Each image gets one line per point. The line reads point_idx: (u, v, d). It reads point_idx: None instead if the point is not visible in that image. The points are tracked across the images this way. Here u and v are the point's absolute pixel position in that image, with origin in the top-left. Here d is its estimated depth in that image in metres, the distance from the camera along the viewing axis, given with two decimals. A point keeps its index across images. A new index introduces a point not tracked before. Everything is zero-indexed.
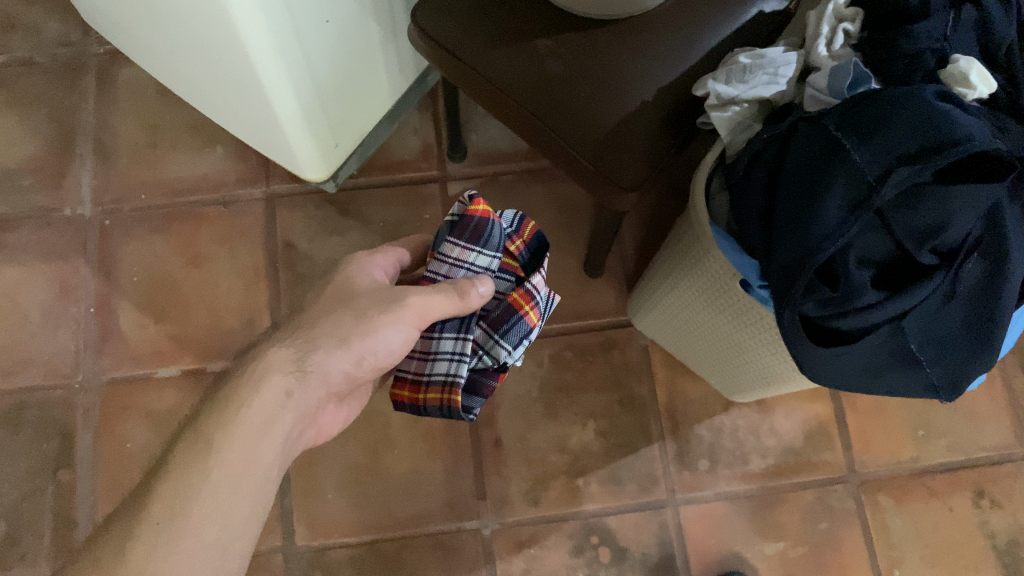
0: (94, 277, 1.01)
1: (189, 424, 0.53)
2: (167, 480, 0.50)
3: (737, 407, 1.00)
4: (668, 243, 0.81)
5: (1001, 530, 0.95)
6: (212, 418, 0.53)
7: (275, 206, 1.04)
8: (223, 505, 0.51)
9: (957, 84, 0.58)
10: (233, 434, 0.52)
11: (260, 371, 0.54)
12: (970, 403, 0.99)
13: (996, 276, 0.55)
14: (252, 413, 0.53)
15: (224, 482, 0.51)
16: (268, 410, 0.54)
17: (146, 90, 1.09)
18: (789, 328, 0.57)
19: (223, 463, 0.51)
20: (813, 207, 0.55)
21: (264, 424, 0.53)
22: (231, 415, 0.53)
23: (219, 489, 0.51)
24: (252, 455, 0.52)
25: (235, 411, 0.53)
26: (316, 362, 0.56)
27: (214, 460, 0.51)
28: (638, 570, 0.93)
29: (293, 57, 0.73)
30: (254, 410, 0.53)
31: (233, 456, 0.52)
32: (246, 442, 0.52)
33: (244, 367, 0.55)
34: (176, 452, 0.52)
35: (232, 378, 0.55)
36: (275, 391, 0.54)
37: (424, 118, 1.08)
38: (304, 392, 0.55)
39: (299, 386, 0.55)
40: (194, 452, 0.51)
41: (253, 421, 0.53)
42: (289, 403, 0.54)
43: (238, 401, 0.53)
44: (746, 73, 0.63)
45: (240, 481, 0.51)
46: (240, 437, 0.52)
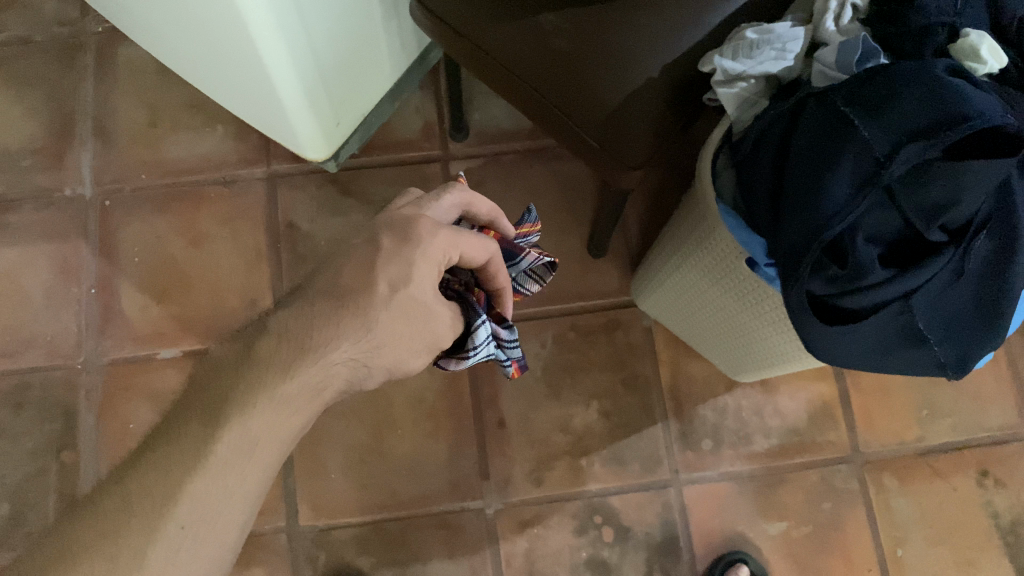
0: (95, 258, 1.01)
1: (221, 419, 0.50)
2: (200, 479, 0.49)
3: (741, 388, 0.99)
4: (673, 222, 0.80)
5: (1004, 510, 0.95)
6: (258, 422, 0.51)
7: (277, 185, 1.04)
8: (250, 493, 0.51)
9: (966, 59, 0.58)
10: (276, 437, 0.52)
11: (321, 379, 0.52)
12: (975, 383, 0.99)
13: (1006, 253, 0.55)
14: (294, 419, 0.52)
15: (254, 478, 0.51)
16: (310, 417, 0.53)
17: (145, 69, 1.08)
18: (796, 305, 0.56)
19: (255, 462, 0.51)
20: (821, 185, 0.54)
21: (298, 431, 0.53)
22: (274, 405, 0.51)
23: (241, 485, 0.51)
24: (282, 455, 0.53)
25: (284, 417, 0.52)
26: (358, 380, 0.55)
27: (250, 449, 0.51)
28: (641, 550, 0.94)
29: (294, 34, 0.72)
30: (299, 417, 0.53)
31: (268, 461, 0.52)
32: (276, 438, 0.52)
33: (301, 368, 0.52)
34: (216, 448, 0.50)
35: (285, 377, 0.51)
36: (324, 400, 0.53)
37: (426, 96, 1.07)
38: (332, 395, 0.54)
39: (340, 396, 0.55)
40: (238, 439, 0.50)
41: (286, 420, 0.52)
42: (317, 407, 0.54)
43: (288, 408, 0.52)
44: (754, 48, 0.62)
45: (265, 474, 0.52)
46: (281, 441, 0.52)
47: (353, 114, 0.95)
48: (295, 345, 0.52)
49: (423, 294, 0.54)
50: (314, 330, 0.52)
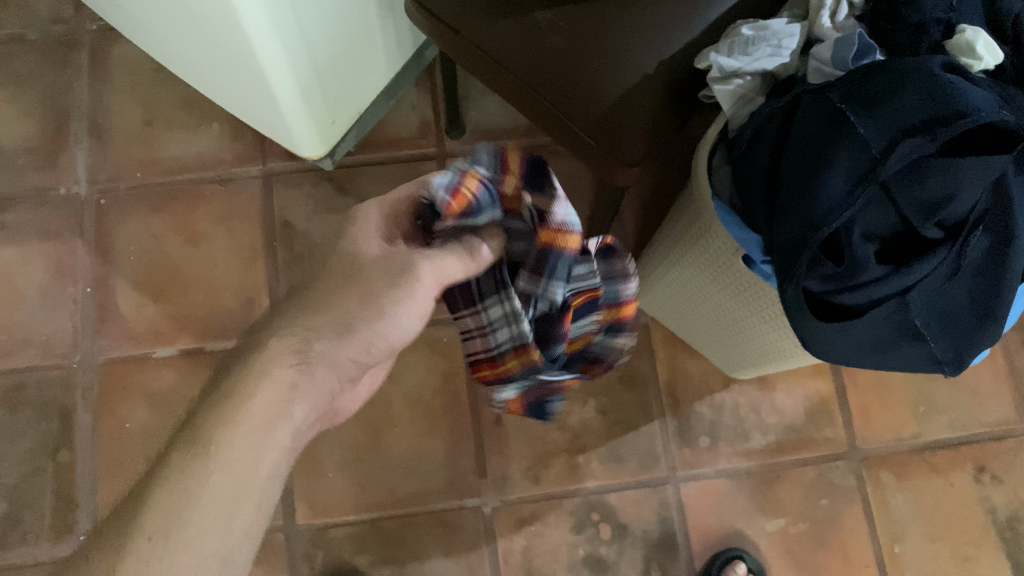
0: (91, 257, 1.01)
1: (184, 430, 0.50)
2: (165, 488, 0.47)
3: (738, 385, 0.99)
4: (669, 220, 0.80)
5: (1001, 506, 0.95)
6: (211, 422, 0.50)
7: (272, 183, 1.03)
8: (226, 496, 0.48)
9: (962, 55, 0.58)
10: (236, 432, 0.49)
11: (262, 368, 0.51)
12: (971, 379, 0.99)
13: (1002, 250, 0.55)
14: (252, 410, 0.50)
15: (226, 482, 0.48)
16: (272, 406, 0.50)
17: (140, 68, 1.08)
18: (792, 302, 0.56)
19: (223, 465, 0.48)
20: (817, 182, 0.54)
21: (266, 422, 0.50)
22: (233, 410, 0.50)
23: (216, 492, 0.48)
24: (260, 450, 0.49)
25: (235, 408, 0.50)
26: (316, 356, 0.52)
27: (217, 452, 0.48)
28: (639, 547, 0.94)
29: (289, 31, 0.72)
30: (257, 407, 0.50)
31: (237, 456, 0.49)
32: (248, 441, 0.49)
33: (245, 366, 0.51)
34: (174, 458, 0.49)
35: (232, 376, 0.52)
36: (279, 386, 0.51)
37: (422, 94, 1.07)
38: (293, 378, 0.51)
39: (305, 377, 0.51)
40: (203, 446, 0.49)
41: (254, 421, 0.50)
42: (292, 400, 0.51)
43: (238, 402, 0.50)
44: (749, 45, 0.62)
45: (242, 478, 0.48)
46: (244, 433, 0.49)
47: (349, 111, 0.95)
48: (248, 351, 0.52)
49: (368, 249, 0.53)
50: (267, 332, 0.53)
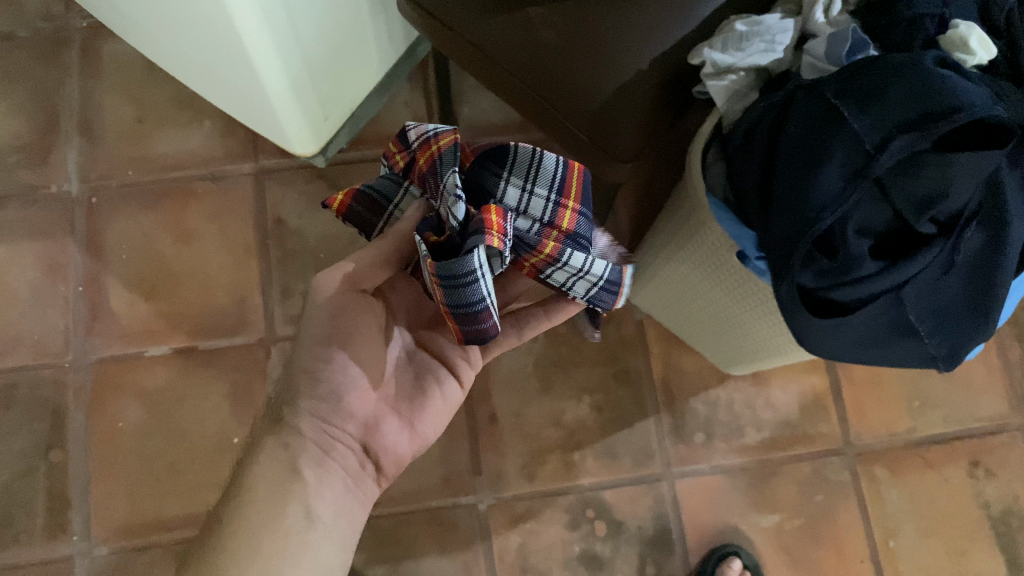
0: (82, 255, 1.00)
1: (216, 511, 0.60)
2: (202, 556, 0.57)
3: (732, 380, 0.99)
4: (663, 216, 0.80)
5: (995, 500, 0.95)
6: (232, 497, 0.60)
7: (265, 181, 1.03)
8: (243, 550, 0.57)
9: (956, 50, 0.58)
10: (251, 500, 0.59)
11: (264, 447, 0.62)
12: (965, 374, 0.99)
13: (996, 245, 0.55)
14: (260, 481, 0.60)
15: (239, 542, 0.57)
16: (275, 474, 0.61)
17: (131, 65, 1.07)
18: (787, 299, 0.56)
19: (238, 527, 0.58)
20: (811, 178, 0.54)
21: (273, 486, 0.60)
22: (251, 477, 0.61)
23: (236, 545, 0.57)
24: (272, 512, 0.59)
25: (247, 483, 0.60)
26: (287, 417, 0.62)
27: (240, 519, 0.58)
28: (634, 543, 0.94)
29: (280, 28, 0.71)
30: (262, 478, 0.61)
31: (254, 518, 0.59)
32: (262, 502, 0.59)
33: (253, 450, 0.63)
34: (208, 533, 0.59)
35: (246, 462, 0.62)
36: (278, 457, 0.61)
37: (415, 89, 1.06)
38: (285, 447, 0.62)
39: (295, 440, 0.62)
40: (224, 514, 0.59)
41: (262, 487, 0.60)
42: (285, 456, 0.61)
43: (249, 477, 0.61)
44: (743, 40, 0.61)
45: (256, 531, 0.58)
46: (257, 500, 0.59)
47: (341, 108, 0.95)
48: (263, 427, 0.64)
49: None
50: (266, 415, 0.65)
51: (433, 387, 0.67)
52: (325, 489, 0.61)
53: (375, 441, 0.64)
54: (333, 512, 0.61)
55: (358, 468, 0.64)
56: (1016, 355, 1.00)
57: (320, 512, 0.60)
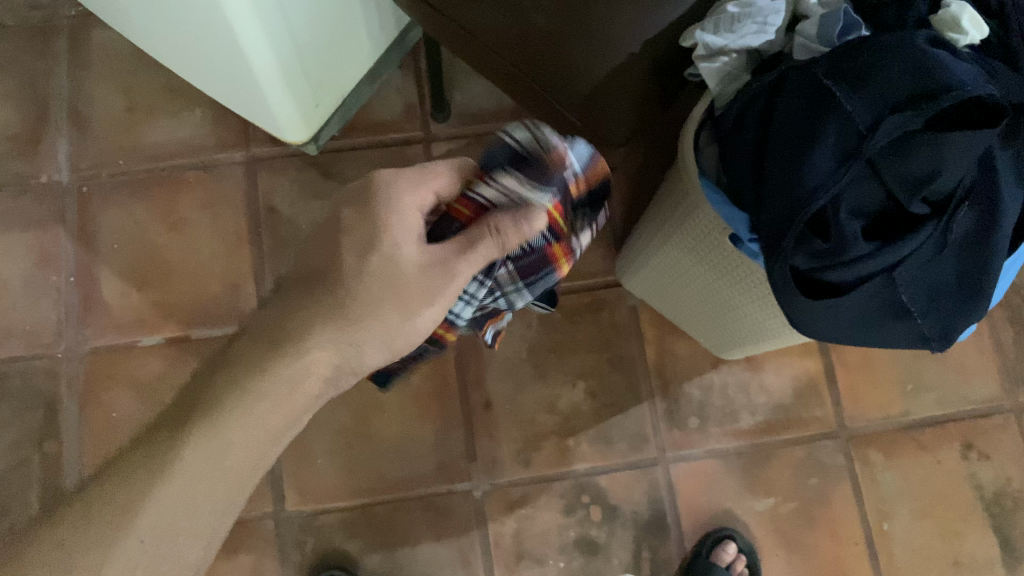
0: (74, 245, 1.00)
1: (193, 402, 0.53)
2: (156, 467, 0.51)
3: (726, 364, 0.99)
4: (656, 201, 0.79)
5: (988, 482, 0.96)
6: (220, 405, 0.52)
7: (256, 169, 1.03)
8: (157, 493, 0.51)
9: (948, 29, 0.57)
10: (237, 427, 0.53)
11: (297, 352, 0.53)
12: (958, 356, 0.99)
13: (988, 225, 0.55)
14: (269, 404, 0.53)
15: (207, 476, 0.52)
16: (292, 400, 0.54)
17: (120, 53, 1.06)
18: (779, 281, 0.56)
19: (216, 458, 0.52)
20: (804, 158, 0.54)
21: (279, 417, 0.54)
22: (230, 399, 0.53)
23: (201, 482, 0.52)
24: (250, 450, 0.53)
25: (257, 397, 0.53)
26: (352, 355, 0.54)
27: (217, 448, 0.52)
28: (629, 528, 0.94)
29: (270, 14, 0.71)
30: (274, 404, 0.53)
31: (225, 454, 0.52)
32: (242, 427, 0.53)
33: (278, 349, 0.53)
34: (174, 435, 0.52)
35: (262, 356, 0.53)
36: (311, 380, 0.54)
37: (406, 77, 1.06)
38: (317, 381, 0.54)
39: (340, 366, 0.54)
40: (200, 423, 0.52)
41: (262, 422, 0.53)
42: (298, 394, 0.54)
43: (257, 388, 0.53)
44: (735, 21, 0.61)
45: (178, 464, 0.51)
46: (245, 428, 0.53)
47: (333, 96, 0.94)
48: (278, 318, 0.54)
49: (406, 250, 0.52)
50: (307, 292, 0.54)
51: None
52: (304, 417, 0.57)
53: None
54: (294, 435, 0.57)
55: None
56: (1009, 337, 1.00)
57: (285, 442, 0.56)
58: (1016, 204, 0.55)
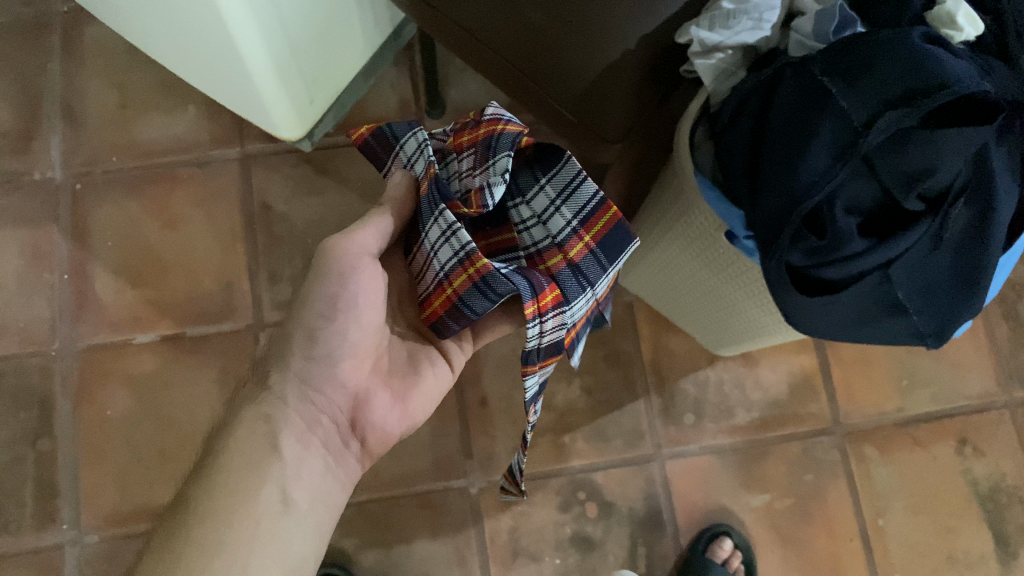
0: (67, 242, 0.99)
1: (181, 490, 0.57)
2: (162, 540, 0.54)
3: (722, 361, 0.99)
4: (652, 198, 0.79)
5: (983, 477, 0.96)
6: (198, 473, 0.57)
7: (250, 166, 1.02)
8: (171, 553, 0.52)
9: (943, 26, 0.58)
10: (224, 476, 0.56)
11: (244, 407, 0.60)
12: (953, 352, 1.00)
13: (982, 222, 0.55)
14: (240, 451, 0.58)
15: (207, 521, 0.54)
16: (254, 441, 0.58)
17: (114, 50, 1.06)
18: (775, 277, 0.56)
19: (209, 504, 0.55)
20: (799, 156, 0.54)
21: (252, 458, 0.57)
22: (211, 471, 0.56)
23: (210, 546, 0.53)
24: (247, 490, 0.56)
25: (228, 449, 0.58)
26: (274, 384, 0.61)
27: (214, 496, 0.55)
28: (625, 524, 0.94)
29: (263, 8, 0.70)
30: (243, 451, 0.58)
31: (225, 500, 0.55)
32: (228, 486, 0.56)
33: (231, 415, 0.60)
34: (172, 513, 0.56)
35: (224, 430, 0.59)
36: (264, 422, 0.59)
37: (401, 73, 1.05)
38: (277, 413, 0.60)
39: (281, 406, 0.60)
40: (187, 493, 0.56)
41: (240, 461, 0.57)
42: (266, 431, 0.59)
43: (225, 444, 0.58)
44: (730, 18, 0.60)
45: (184, 525, 0.54)
46: (232, 475, 0.56)
47: (327, 93, 0.94)
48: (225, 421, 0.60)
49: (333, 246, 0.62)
50: (251, 381, 0.63)
51: (426, 364, 0.66)
52: (305, 471, 0.59)
53: (364, 416, 0.63)
54: (310, 498, 0.59)
55: (341, 446, 0.63)
56: (1003, 333, 1.00)
57: (297, 498, 0.58)
58: (1011, 201, 0.55)
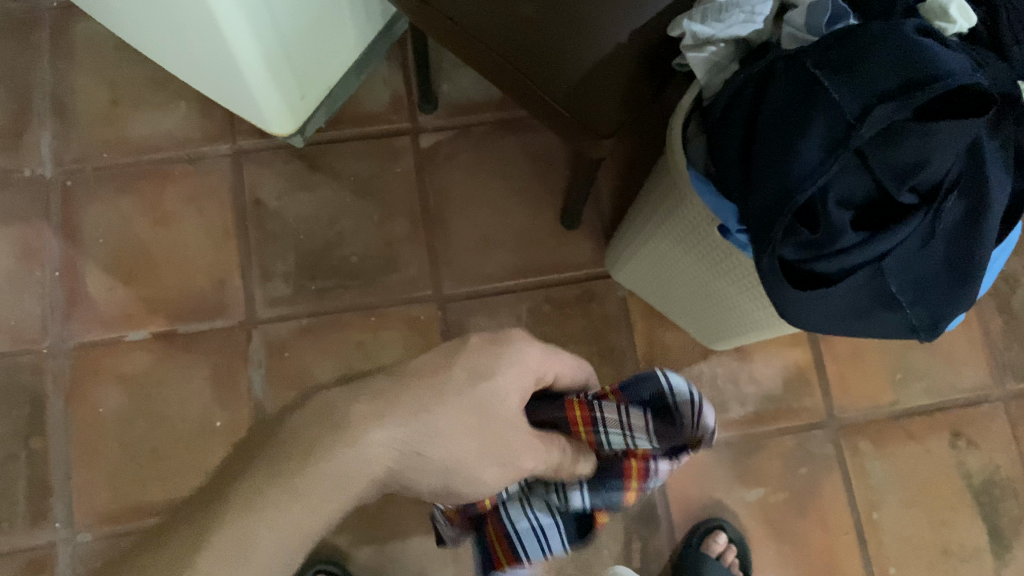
0: (58, 240, 0.99)
1: (236, 483, 0.47)
2: (200, 558, 0.44)
3: (716, 355, 0.99)
4: (645, 192, 0.79)
5: (977, 470, 0.96)
6: (269, 477, 0.46)
7: (242, 161, 1.02)
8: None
9: (935, 18, 0.58)
10: (296, 501, 0.46)
11: (360, 432, 0.48)
12: (946, 345, 1.00)
13: (975, 215, 0.55)
14: (324, 477, 0.47)
15: (255, 559, 0.45)
16: (348, 473, 0.48)
17: (104, 45, 1.05)
18: (768, 271, 0.56)
19: (270, 542, 0.46)
20: (792, 148, 0.53)
21: (331, 492, 0.48)
22: (298, 479, 0.46)
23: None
24: (310, 521, 0.47)
25: (321, 468, 0.47)
26: (425, 450, 0.52)
27: (278, 528, 0.46)
28: (619, 519, 0.94)
29: (255, 6, 0.70)
30: (327, 478, 0.47)
31: (272, 536, 0.46)
32: (309, 505, 0.47)
33: (349, 427, 0.48)
34: (220, 521, 0.45)
35: (332, 439, 0.48)
36: (375, 456, 0.49)
37: (393, 68, 1.05)
38: (387, 456, 0.50)
39: (400, 458, 0.50)
40: (253, 502, 0.46)
41: (326, 481, 0.47)
42: (366, 469, 0.49)
43: (319, 459, 0.47)
44: (722, 11, 0.60)
45: (234, 547, 0.45)
46: (301, 503, 0.46)
47: (319, 88, 0.94)
48: (315, 415, 0.48)
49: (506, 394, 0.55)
50: (386, 408, 0.51)
51: None
52: (357, 502, 0.52)
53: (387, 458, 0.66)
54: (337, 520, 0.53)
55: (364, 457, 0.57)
56: (996, 326, 1.00)
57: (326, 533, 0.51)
58: (1003, 194, 0.55)
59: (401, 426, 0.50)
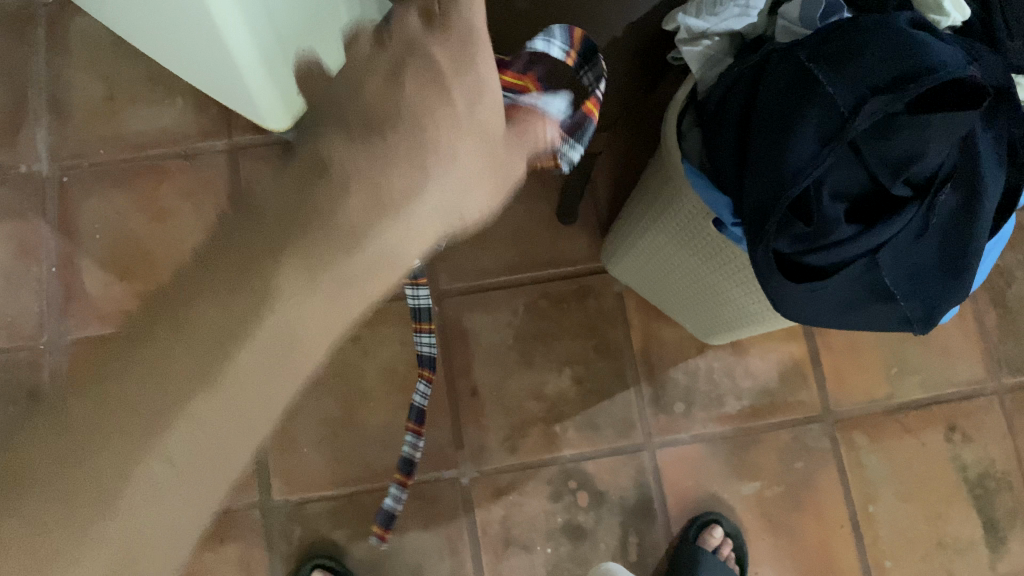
0: (55, 236, 0.99)
1: (186, 295, 0.36)
2: (179, 367, 0.36)
3: (712, 349, 0.99)
4: (641, 186, 0.79)
5: (972, 464, 0.97)
6: (279, 238, 0.36)
7: (239, 157, 1.02)
8: (192, 409, 0.36)
9: (929, 11, 0.58)
10: (304, 303, 0.37)
11: (380, 191, 0.38)
12: (942, 338, 1.00)
13: (968, 207, 0.55)
14: (328, 276, 0.37)
15: (236, 402, 0.36)
16: (361, 269, 0.38)
17: (100, 41, 1.04)
18: (762, 263, 0.56)
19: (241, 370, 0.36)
20: (786, 141, 0.54)
21: (331, 299, 0.38)
22: (321, 260, 0.37)
23: (251, 400, 0.37)
24: (295, 328, 0.37)
25: (321, 228, 0.36)
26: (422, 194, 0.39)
27: (285, 348, 0.37)
28: (616, 513, 0.94)
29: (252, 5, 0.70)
30: (329, 282, 0.37)
31: (272, 330, 0.36)
32: (324, 301, 0.37)
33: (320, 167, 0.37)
34: (175, 328, 0.35)
35: (320, 188, 0.37)
36: (397, 231, 0.39)
37: None
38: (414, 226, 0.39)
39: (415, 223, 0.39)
40: (249, 285, 0.36)
41: (330, 276, 0.37)
42: (359, 258, 0.38)
43: (325, 230, 0.36)
44: (717, 4, 0.61)
45: (217, 376, 0.36)
46: (315, 305, 0.37)
47: None
48: (296, 183, 0.37)
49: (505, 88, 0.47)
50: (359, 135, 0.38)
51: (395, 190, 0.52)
52: (349, 309, 0.39)
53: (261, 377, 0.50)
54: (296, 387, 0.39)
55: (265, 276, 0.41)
56: (991, 320, 1.01)
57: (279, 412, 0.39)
58: (996, 186, 0.55)
59: (443, 193, 0.40)
